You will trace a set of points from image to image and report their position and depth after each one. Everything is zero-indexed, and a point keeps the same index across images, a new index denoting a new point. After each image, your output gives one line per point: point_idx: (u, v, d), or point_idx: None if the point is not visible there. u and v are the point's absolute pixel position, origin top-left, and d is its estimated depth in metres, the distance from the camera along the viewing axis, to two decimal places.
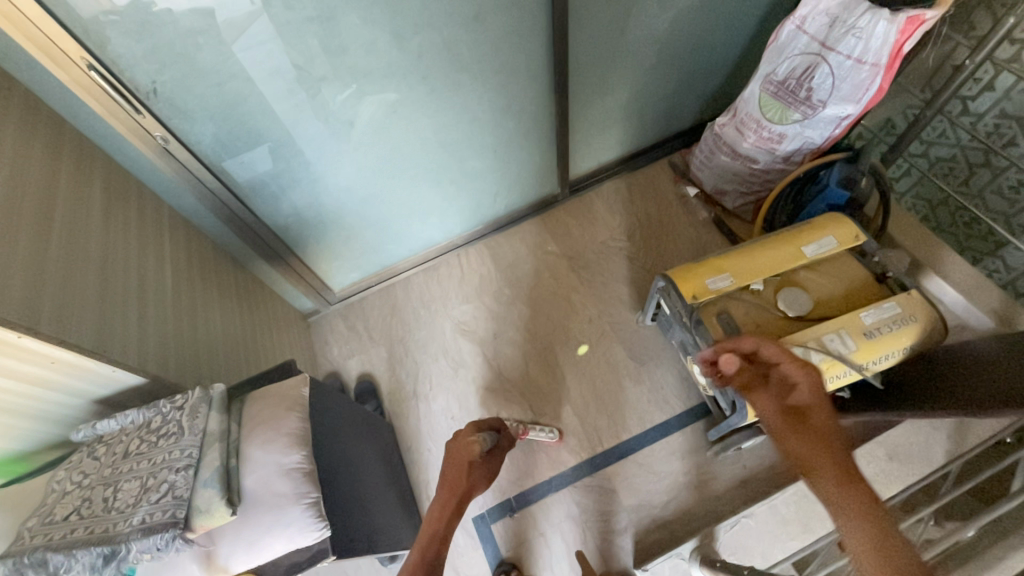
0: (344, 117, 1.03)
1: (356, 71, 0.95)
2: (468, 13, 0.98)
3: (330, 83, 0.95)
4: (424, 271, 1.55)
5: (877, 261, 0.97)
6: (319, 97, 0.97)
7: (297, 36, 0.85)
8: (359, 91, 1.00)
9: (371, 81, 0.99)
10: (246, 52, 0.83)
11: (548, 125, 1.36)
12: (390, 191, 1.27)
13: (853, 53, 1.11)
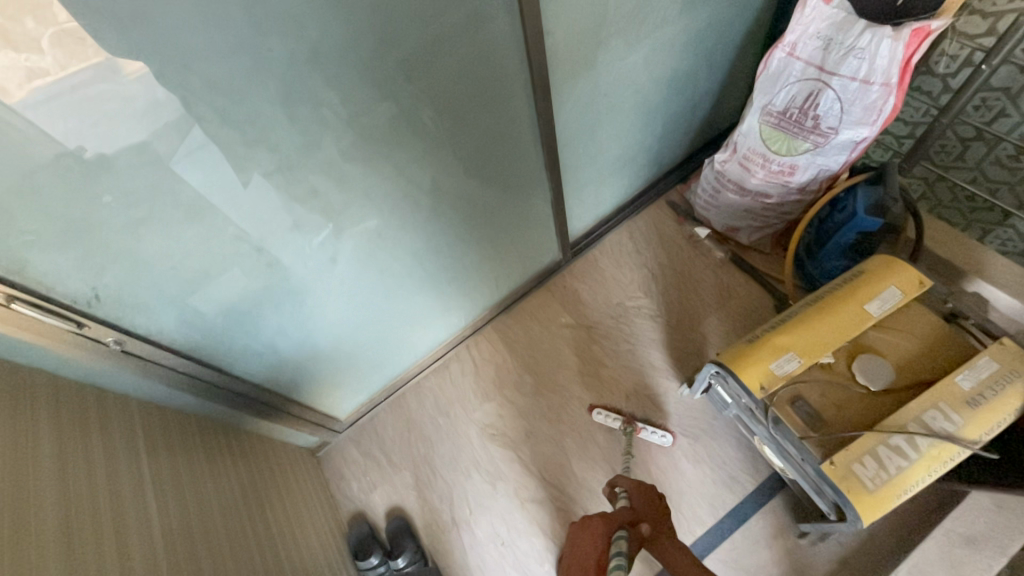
0: (324, 256, 0.90)
1: (331, 207, 0.83)
2: (443, 119, 0.87)
3: (303, 228, 0.82)
4: (434, 374, 1.41)
5: (950, 307, 0.86)
6: (293, 246, 0.83)
7: (260, 190, 0.72)
8: (337, 227, 0.87)
9: (350, 211, 0.86)
10: (185, 170, 0.63)
11: (539, 198, 1.25)
12: (385, 308, 1.13)
13: (858, 75, 1.03)
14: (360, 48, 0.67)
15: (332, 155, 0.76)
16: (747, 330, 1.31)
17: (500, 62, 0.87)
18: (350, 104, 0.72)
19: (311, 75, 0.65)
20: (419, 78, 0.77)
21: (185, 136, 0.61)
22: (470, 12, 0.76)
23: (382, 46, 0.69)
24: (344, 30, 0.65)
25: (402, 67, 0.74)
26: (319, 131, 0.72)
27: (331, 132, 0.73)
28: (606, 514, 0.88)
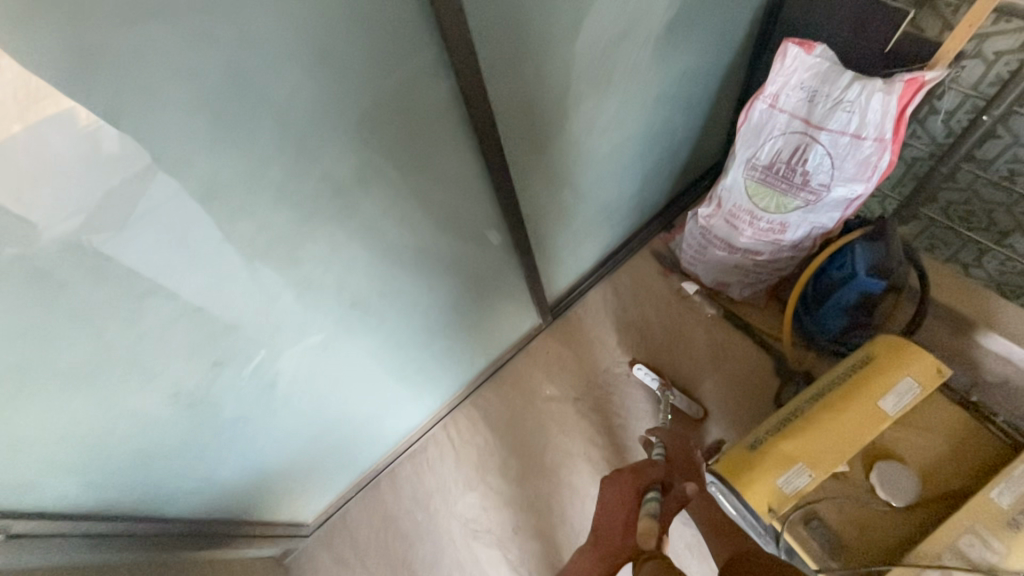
0: (262, 382, 0.78)
1: (263, 334, 0.71)
2: (388, 221, 0.76)
3: (230, 361, 0.71)
4: (409, 459, 1.29)
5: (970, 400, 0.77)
6: (220, 381, 0.72)
7: (172, 335, 0.61)
8: (273, 351, 0.75)
9: (288, 333, 0.75)
10: (138, 238, 0.51)
11: (512, 270, 1.15)
12: (346, 412, 1.01)
13: (848, 129, 0.94)
14: (282, 171, 0.57)
15: (257, 284, 0.65)
16: (746, 396, 1.21)
17: (454, 151, 0.77)
18: (276, 229, 0.62)
19: (219, 210, 0.55)
20: (359, 187, 0.67)
21: (135, 198, 0.48)
22: (414, 110, 0.66)
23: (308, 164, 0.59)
24: (259, 157, 0.54)
25: (336, 180, 0.63)
26: (236, 262, 0.61)
27: (256, 260, 0.63)
28: (636, 470, 0.78)
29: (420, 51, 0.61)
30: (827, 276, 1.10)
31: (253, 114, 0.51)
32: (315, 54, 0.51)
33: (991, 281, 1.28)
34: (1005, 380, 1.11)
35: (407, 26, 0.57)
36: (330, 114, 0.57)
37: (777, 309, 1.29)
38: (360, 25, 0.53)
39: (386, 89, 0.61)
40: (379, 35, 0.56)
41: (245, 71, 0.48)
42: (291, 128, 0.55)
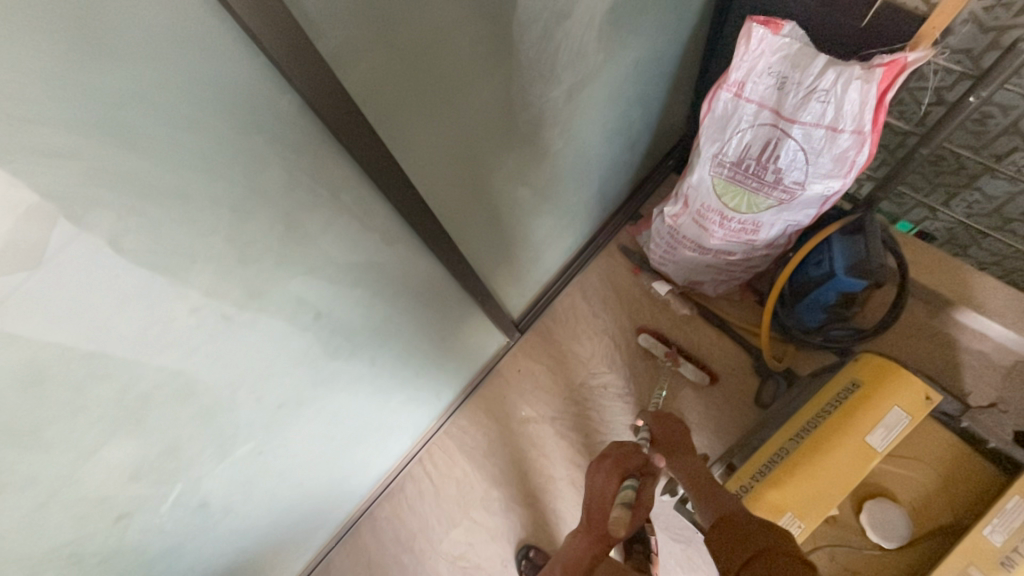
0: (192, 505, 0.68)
1: (179, 466, 0.62)
2: (308, 310, 0.64)
3: (142, 507, 0.61)
4: (388, 501, 1.23)
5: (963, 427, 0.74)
6: (134, 526, 0.62)
7: (47, 515, 0.51)
8: (195, 478, 0.65)
9: (208, 457, 0.64)
10: (75, 321, 0.42)
11: (469, 302, 1.04)
12: (305, 490, 0.93)
13: (822, 121, 0.83)
14: (143, 316, 0.47)
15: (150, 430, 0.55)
16: (726, 399, 1.17)
17: (373, 219, 0.65)
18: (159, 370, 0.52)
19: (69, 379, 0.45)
20: (257, 291, 0.57)
21: (57, 271, 0.39)
22: (307, 195, 0.55)
23: (179, 293, 0.49)
24: (105, 310, 0.44)
25: (223, 297, 0.53)
26: (111, 418, 0.50)
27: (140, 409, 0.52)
28: (619, 455, 0.78)
29: (296, 134, 0.49)
30: (803, 273, 1.04)
31: (78, 270, 0.40)
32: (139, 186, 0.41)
33: (957, 224, 1.19)
34: (981, 357, 1.10)
35: (270, 114, 0.46)
36: (189, 237, 0.47)
37: (752, 302, 1.23)
38: (198, 133, 0.42)
39: (260, 188, 0.49)
40: (234, 134, 0.44)
41: (39, 233, 0.37)
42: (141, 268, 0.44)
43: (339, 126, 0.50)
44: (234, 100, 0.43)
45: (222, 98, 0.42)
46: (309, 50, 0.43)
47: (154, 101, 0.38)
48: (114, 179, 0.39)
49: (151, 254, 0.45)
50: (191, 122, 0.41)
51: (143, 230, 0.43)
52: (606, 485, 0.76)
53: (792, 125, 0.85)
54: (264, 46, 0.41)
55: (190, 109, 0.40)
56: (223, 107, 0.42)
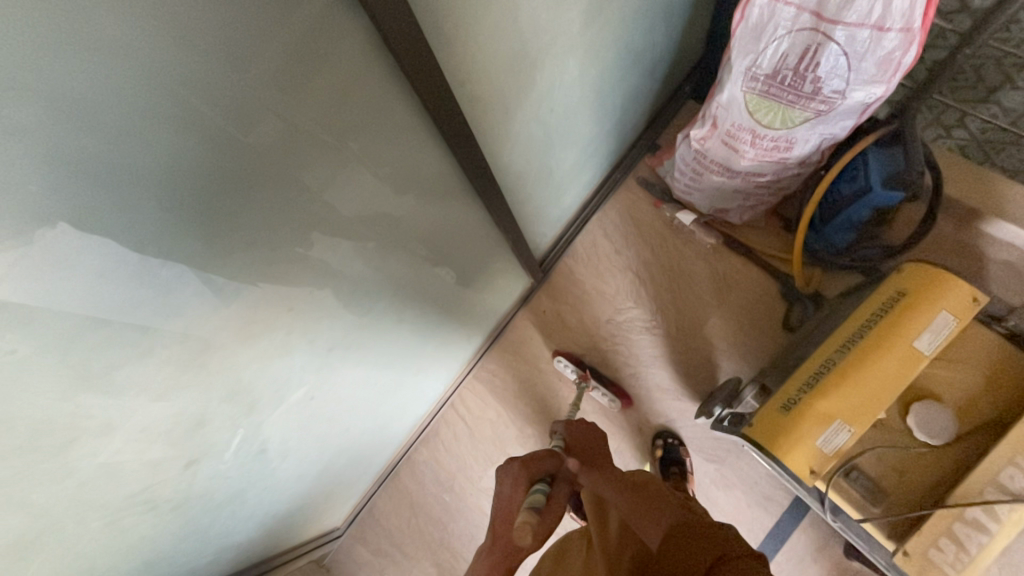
0: (251, 450, 0.69)
1: (239, 410, 0.62)
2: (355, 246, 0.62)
3: (206, 452, 0.61)
4: (424, 444, 1.26)
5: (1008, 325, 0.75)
6: (200, 471, 0.63)
7: (120, 460, 0.51)
8: (253, 422, 0.66)
9: (264, 399, 0.65)
10: (87, 298, 0.39)
11: (498, 242, 1.02)
12: (352, 435, 0.94)
13: (868, 19, 0.78)
14: (195, 254, 0.44)
15: (204, 372, 0.53)
16: (754, 326, 1.18)
17: (414, 147, 0.62)
18: (215, 310, 0.50)
19: (127, 321, 0.43)
20: (306, 228, 0.54)
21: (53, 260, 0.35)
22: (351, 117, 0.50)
23: (231, 227, 0.46)
24: (160, 247, 0.41)
25: (272, 232, 0.50)
26: (177, 361, 0.50)
27: (199, 350, 0.51)
28: (527, 460, 0.79)
29: (344, 45, 0.44)
30: (835, 191, 1.02)
31: (130, 200, 0.37)
32: (191, 106, 0.37)
33: (973, 140, 1.11)
34: (1010, 267, 1.10)
35: (319, 18, 0.40)
36: (243, 163, 0.43)
37: (778, 227, 1.21)
38: (249, 41, 0.37)
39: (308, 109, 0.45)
40: (284, 42, 0.39)
41: (91, 154, 0.34)
42: (193, 199, 0.41)
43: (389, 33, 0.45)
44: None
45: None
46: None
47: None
48: (166, 96, 0.35)
49: (203, 184, 0.41)
50: (242, 26, 0.36)
51: (195, 156, 0.39)
52: (514, 493, 0.77)
53: (834, 28, 0.80)
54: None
55: (244, 8, 0.35)
56: (273, 7, 0.37)
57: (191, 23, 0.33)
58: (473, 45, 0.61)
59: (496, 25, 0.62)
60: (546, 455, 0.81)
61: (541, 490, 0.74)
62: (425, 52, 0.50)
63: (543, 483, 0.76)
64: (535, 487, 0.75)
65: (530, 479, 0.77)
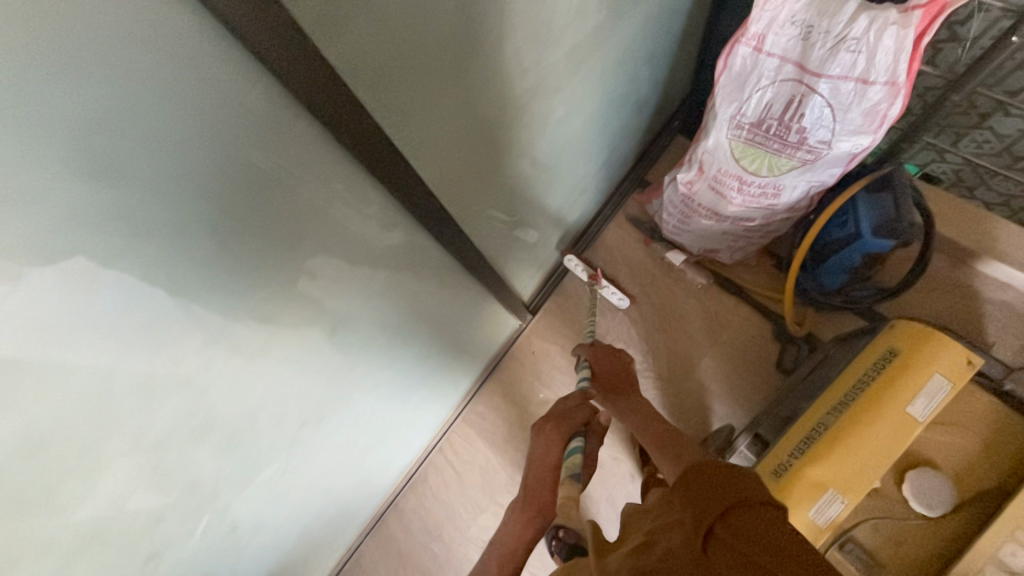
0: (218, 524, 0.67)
1: (200, 487, 0.60)
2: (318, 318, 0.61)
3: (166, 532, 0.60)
4: (412, 491, 1.23)
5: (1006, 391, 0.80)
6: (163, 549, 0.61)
7: (66, 553, 0.49)
8: (217, 495, 0.64)
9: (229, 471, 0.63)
10: (40, 392, 0.38)
11: (483, 291, 1.00)
12: (332, 492, 0.92)
13: (851, 73, 0.77)
14: (143, 355, 0.44)
15: (160, 454, 0.53)
16: (747, 368, 1.15)
17: (381, 220, 0.60)
18: (167, 400, 0.49)
19: (70, 427, 0.42)
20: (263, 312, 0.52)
21: (60, 298, 0.36)
22: (306, 200, 0.48)
23: (181, 322, 0.45)
24: (105, 350, 0.41)
25: (227, 316, 0.50)
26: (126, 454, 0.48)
27: (152, 436, 0.50)
28: (560, 419, 0.79)
29: (292, 133, 0.43)
30: (825, 235, 1.00)
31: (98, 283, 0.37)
32: (129, 218, 0.36)
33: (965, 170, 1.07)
34: (1008, 308, 1.08)
35: (263, 120, 0.40)
36: (189, 257, 0.42)
37: (769, 265, 1.20)
38: (185, 149, 0.36)
39: (255, 199, 0.44)
40: (226, 148, 0.39)
41: (9, 283, 0.32)
42: (135, 303, 0.41)
43: (337, 117, 0.44)
44: (221, 106, 0.36)
45: (208, 109, 0.36)
46: (296, 32, 0.35)
47: (132, 113, 0.32)
48: (106, 211, 0.35)
49: (145, 288, 0.40)
50: (175, 139, 0.35)
51: (135, 264, 0.38)
52: (547, 450, 0.77)
53: (817, 80, 0.79)
54: (243, 32, 0.33)
55: (172, 121, 0.34)
56: (210, 113, 0.36)
57: (116, 139, 0.32)
58: (445, 118, 0.59)
59: (469, 96, 0.61)
60: (579, 409, 0.81)
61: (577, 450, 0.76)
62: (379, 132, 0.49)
63: (580, 441, 0.78)
64: (572, 447, 0.76)
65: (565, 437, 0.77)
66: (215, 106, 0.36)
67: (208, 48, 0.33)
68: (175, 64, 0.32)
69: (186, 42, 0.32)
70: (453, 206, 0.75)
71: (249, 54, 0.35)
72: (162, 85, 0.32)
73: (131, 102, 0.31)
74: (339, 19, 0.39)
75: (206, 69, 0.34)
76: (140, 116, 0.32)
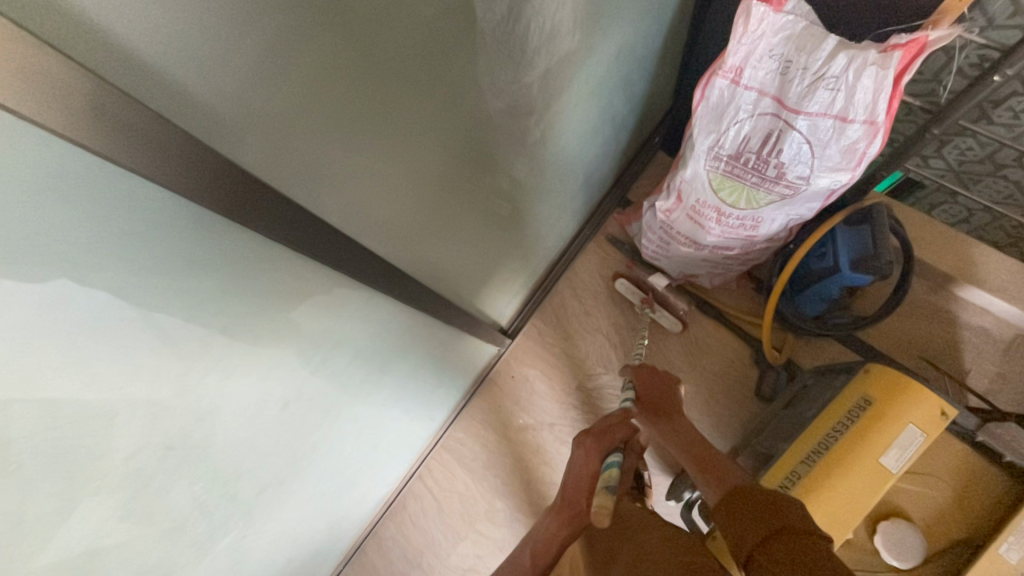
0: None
1: (149, 557, 0.58)
2: (270, 381, 0.59)
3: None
4: (390, 518, 1.21)
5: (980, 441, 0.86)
6: None
7: None
8: (171, 561, 0.62)
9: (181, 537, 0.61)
10: None
11: (458, 325, 0.97)
12: (303, 535, 0.90)
13: (829, 110, 0.74)
14: (64, 472, 0.42)
15: (95, 549, 0.51)
16: (726, 393, 1.15)
17: (333, 281, 0.58)
18: (99, 505, 0.48)
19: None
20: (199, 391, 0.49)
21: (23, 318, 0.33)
22: (236, 281, 0.46)
23: (108, 434, 0.44)
24: (17, 479, 0.39)
25: (162, 415, 0.48)
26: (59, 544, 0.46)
27: (86, 540, 0.49)
28: (599, 431, 0.75)
29: (207, 228, 0.41)
30: (804, 265, 0.99)
31: (25, 378, 0.36)
32: (17, 359, 0.34)
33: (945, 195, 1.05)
34: (984, 334, 1.08)
35: (176, 209, 0.37)
36: (111, 366, 0.41)
37: (749, 289, 1.19)
38: (76, 272, 0.35)
39: (173, 295, 0.42)
40: (136, 240, 0.36)
41: None
42: (46, 433, 0.39)
43: (255, 205, 0.41)
44: (123, 203, 0.34)
45: (110, 211, 0.34)
46: (181, 144, 0.34)
47: (4, 261, 0.30)
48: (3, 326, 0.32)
49: (55, 416, 0.39)
50: (75, 242, 0.33)
51: (36, 396, 0.37)
52: (584, 462, 0.73)
53: (795, 116, 0.77)
54: (120, 155, 0.31)
55: (67, 226, 0.32)
56: (111, 213, 0.34)
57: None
58: (385, 185, 0.57)
59: (411, 160, 0.58)
60: (618, 427, 0.76)
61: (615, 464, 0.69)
62: (301, 215, 0.47)
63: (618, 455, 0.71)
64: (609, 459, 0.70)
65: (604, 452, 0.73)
66: (118, 206, 0.34)
67: (92, 172, 0.32)
68: (59, 171, 0.30)
69: (55, 177, 0.30)
70: (406, 266, 0.71)
71: (135, 176, 0.33)
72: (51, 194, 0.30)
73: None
74: (233, 124, 0.37)
75: (92, 199, 0.32)
76: (14, 259, 0.31)
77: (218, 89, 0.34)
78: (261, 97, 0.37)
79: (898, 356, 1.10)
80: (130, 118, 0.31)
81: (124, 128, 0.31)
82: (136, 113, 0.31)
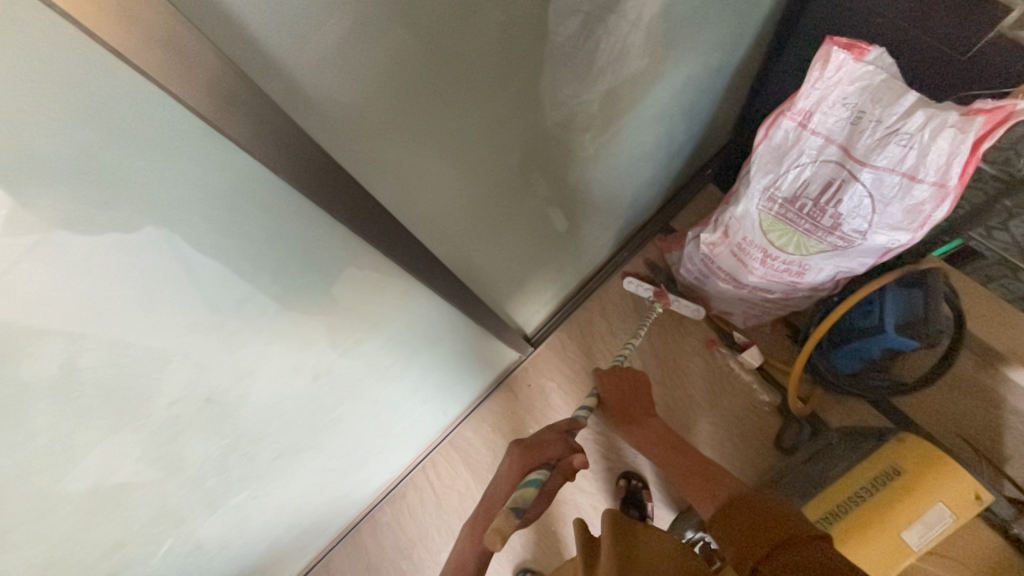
0: (182, 527, 0.68)
1: (164, 500, 0.61)
2: (305, 353, 0.61)
3: (136, 532, 0.62)
4: (389, 504, 1.22)
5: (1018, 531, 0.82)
6: (139, 548, 0.64)
7: (21, 554, 0.50)
8: (185, 505, 0.65)
9: (199, 485, 0.64)
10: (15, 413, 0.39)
11: (487, 327, 0.98)
12: (307, 505, 0.92)
13: (897, 167, 0.72)
14: (114, 407, 0.45)
15: (125, 482, 0.53)
16: (744, 437, 1.12)
17: (379, 265, 0.60)
18: (131, 445, 0.50)
19: (40, 452, 0.43)
20: (240, 346, 0.52)
21: (85, 267, 0.36)
22: (292, 253, 0.48)
23: (158, 377, 0.47)
24: (74, 405, 0.43)
25: (209, 368, 0.50)
26: (93, 469, 0.49)
27: (116, 475, 0.52)
28: (528, 446, 0.75)
29: (279, 198, 0.43)
30: (846, 320, 0.96)
31: (102, 309, 0.38)
32: (100, 291, 0.37)
33: None
34: None
35: (253, 175, 0.40)
36: (170, 318, 0.43)
37: (784, 334, 1.17)
38: (162, 223, 0.37)
39: (237, 258, 0.44)
40: (215, 201, 0.39)
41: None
42: (106, 368, 0.42)
43: (323, 183, 0.44)
44: (212, 164, 0.37)
45: (199, 168, 0.36)
46: (266, 116, 0.36)
47: (108, 196, 0.34)
48: (91, 258, 0.36)
49: (114, 352, 0.42)
50: (161, 191, 0.36)
51: (102, 334, 0.40)
52: (506, 480, 0.72)
53: (861, 168, 0.74)
54: (213, 119, 0.34)
55: (160, 176, 0.35)
56: (201, 171, 0.36)
57: (55, 254, 0.34)
58: (441, 179, 0.58)
59: (469, 159, 0.60)
60: (552, 443, 0.75)
61: (534, 482, 0.65)
62: (362, 197, 0.48)
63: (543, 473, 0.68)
64: (529, 477, 0.67)
65: (527, 466, 0.71)
66: (204, 164, 0.36)
67: (189, 132, 0.34)
68: (165, 123, 0.33)
69: (154, 135, 0.33)
70: (448, 260, 0.73)
71: (223, 141, 0.36)
72: (156, 143, 0.33)
73: (106, 187, 0.33)
74: (316, 103, 0.39)
75: (186, 152, 0.35)
76: (116, 200, 0.34)
77: (302, 62, 0.36)
78: (345, 75, 0.39)
79: (932, 429, 1.05)
80: (227, 85, 0.33)
81: (223, 98, 0.33)
82: (234, 81, 0.33)
